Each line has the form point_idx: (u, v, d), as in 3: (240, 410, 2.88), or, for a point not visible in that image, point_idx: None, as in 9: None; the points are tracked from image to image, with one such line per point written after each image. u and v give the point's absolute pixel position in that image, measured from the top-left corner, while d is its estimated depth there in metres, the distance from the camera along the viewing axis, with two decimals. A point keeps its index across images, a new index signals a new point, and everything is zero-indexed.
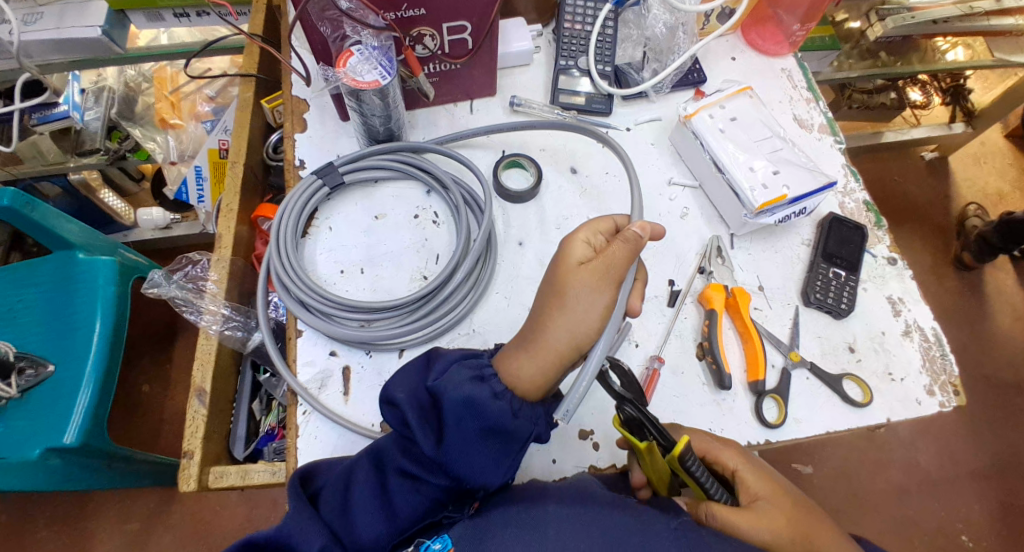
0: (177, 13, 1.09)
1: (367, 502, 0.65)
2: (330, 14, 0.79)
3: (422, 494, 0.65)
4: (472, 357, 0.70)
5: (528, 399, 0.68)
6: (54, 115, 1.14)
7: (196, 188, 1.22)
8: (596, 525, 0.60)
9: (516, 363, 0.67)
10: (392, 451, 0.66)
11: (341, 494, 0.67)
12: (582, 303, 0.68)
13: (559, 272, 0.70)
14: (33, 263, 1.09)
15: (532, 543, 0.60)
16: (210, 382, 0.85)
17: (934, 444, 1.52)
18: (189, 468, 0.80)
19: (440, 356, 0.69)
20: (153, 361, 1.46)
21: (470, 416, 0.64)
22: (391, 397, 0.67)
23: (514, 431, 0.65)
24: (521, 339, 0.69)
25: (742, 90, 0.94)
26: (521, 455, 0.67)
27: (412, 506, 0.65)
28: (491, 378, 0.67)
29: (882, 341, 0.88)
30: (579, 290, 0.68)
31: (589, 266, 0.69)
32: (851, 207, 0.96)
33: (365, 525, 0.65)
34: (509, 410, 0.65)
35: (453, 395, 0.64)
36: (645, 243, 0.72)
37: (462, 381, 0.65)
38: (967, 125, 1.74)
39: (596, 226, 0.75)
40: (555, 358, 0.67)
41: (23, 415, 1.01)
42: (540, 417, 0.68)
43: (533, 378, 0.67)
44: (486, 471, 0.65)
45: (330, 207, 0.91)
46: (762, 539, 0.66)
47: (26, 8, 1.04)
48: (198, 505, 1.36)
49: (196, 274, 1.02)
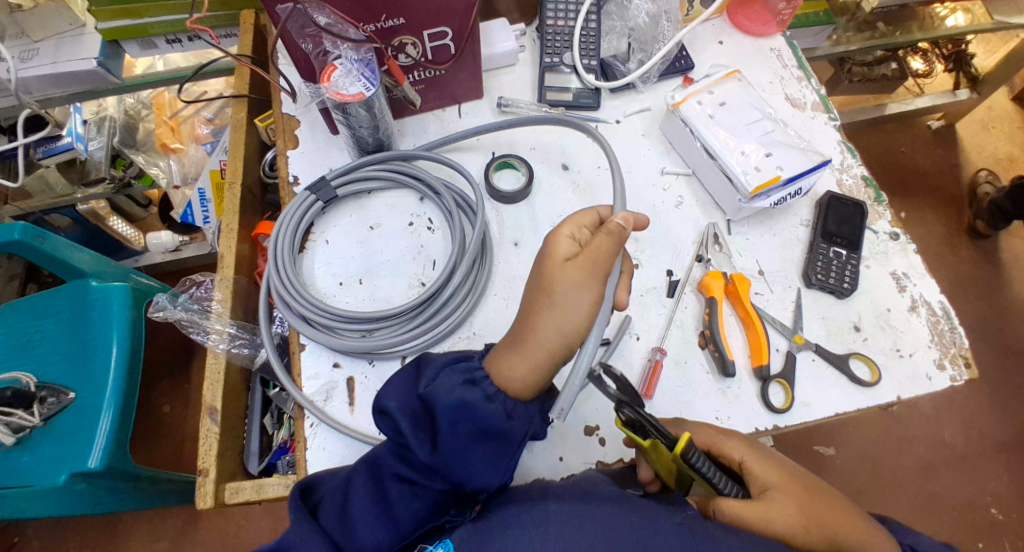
0: (170, 39, 1.11)
1: (366, 509, 0.66)
2: (309, 31, 0.79)
3: (421, 498, 0.66)
4: (464, 360, 0.71)
5: (522, 398, 0.69)
6: (58, 147, 1.16)
7: (200, 210, 1.24)
8: (602, 525, 0.61)
9: (508, 363, 0.68)
10: (388, 459, 0.67)
11: (340, 502, 0.67)
12: (569, 299, 0.68)
13: (545, 267, 0.70)
14: (48, 293, 1.11)
15: (537, 545, 0.60)
16: (220, 400, 0.86)
17: (958, 418, 1.50)
18: (205, 485, 0.81)
19: (430, 363, 0.70)
20: (171, 382, 1.48)
21: (464, 420, 0.65)
22: (383, 407, 0.67)
23: (510, 431, 0.67)
24: (511, 340, 0.69)
25: (729, 74, 0.94)
26: (518, 455, 0.68)
27: (413, 511, 0.66)
28: (483, 380, 0.68)
29: (888, 318, 0.87)
30: (566, 285, 0.68)
31: (575, 263, 0.69)
32: (849, 184, 0.95)
33: (366, 532, 0.65)
34: (502, 411, 0.67)
35: (447, 401, 0.65)
36: (629, 235, 0.72)
37: (454, 385, 0.66)
38: (971, 91, 1.70)
39: (579, 220, 0.75)
40: (545, 355, 0.67)
41: (49, 442, 1.02)
42: (535, 415, 0.70)
43: (524, 377, 0.67)
44: (483, 473, 0.65)
45: (325, 220, 0.92)
46: (772, 530, 0.66)
47: (21, 45, 1.04)
48: (224, 518, 1.38)
49: (201, 294, 1.04)
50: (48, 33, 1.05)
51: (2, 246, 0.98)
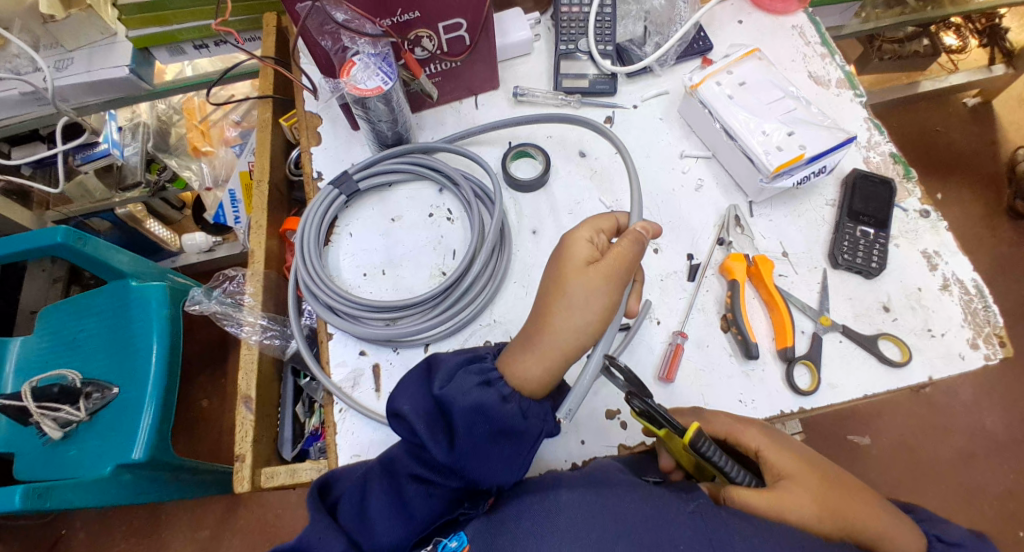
0: (198, 45, 1.15)
1: (383, 509, 0.67)
2: (328, 28, 0.80)
3: (437, 496, 0.68)
4: (477, 361, 0.72)
5: (536, 397, 0.70)
6: (95, 154, 1.20)
7: (232, 210, 1.32)
8: (612, 513, 0.61)
9: (525, 364, 0.69)
10: (405, 460, 0.68)
11: (358, 502, 0.69)
12: (585, 299, 0.68)
13: (564, 271, 0.70)
14: (90, 294, 1.15)
15: (550, 540, 0.60)
16: (255, 389, 0.88)
17: (1001, 405, 1.45)
18: (242, 471, 0.83)
19: (441, 362, 0.70)
20: (209, 378, 1.53)
21: (481, 421, 0.66)
22: (397, 410, 0.67)
23: (525, 431, 0.68)
24: (529, 338, 0.70)
25: (749, 53, 0.92)
26: (534, 452, 0.69)
27: (429, 509, 0.68)
28: (497, 381, 0.69)
29: (919, 298, 0.85)
30: (584, 287, 0.68)
31: (596, 266, 0.69)
32: (877, 161, 0.93)
33: (384, 530, 0.67)
34: (519, 411, 0.68)
35: (462, 404, 0.66)
36: (648, 241, 0.74)
37: (470, 387, 0.67)
38: (1007, 66, 1.64)
39: (598, 225, 0.75)
40: (561, 355, 0.68)
41: (94, 434, 1.08)
42: (548, 413, 0.71)
43: (539, 377, 0.69)
44: (498, 472, 0.67)
45: (348, 214, 0.93)
46: (787, 521, 0.64)
47: (56, 54, 1.09)
48: (263, 508, 1.43)
49: (232, 289, 1.06)
50: (80, 43, 1.08)
51: (45, 250, 1.02)
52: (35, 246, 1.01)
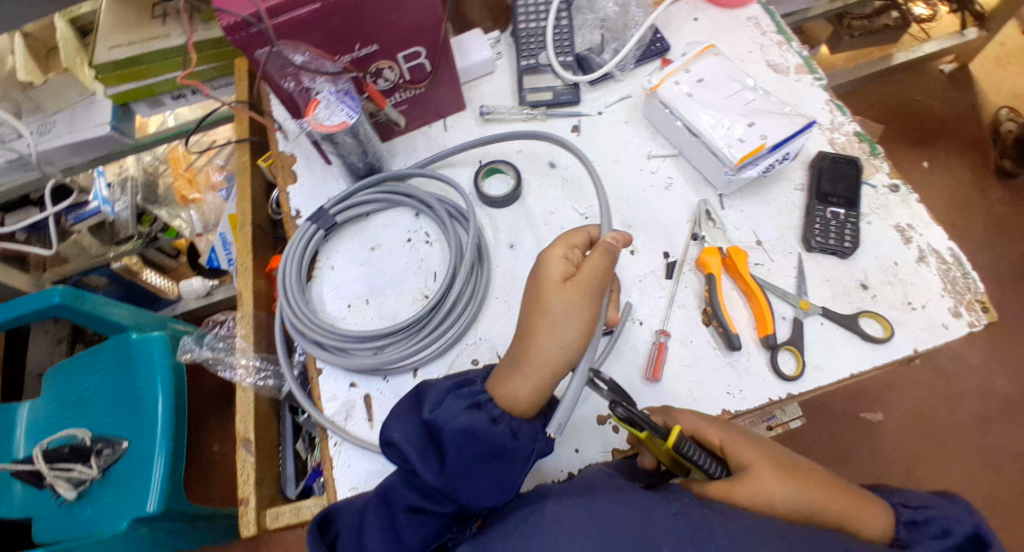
0: (175, 95, 1.18)
1: (377, 540, 0.68)
2: (289, 70, 0.82)
3: (429, 524, 0.68)
4: (467, 385, 0.73)
5: (526, 416, 0.71)
6: (87, 213, 1.28)
7: (224, 253, 1.35)
8: (600, 521, 0.62)
9: (513, 385, 0.71)
10: (399, 488, 0.69)
11: (355, 533, 0.70)
12: (564, 317, 0.70)
13: (543, 291, 0.72)
14: (93, 350, 1.17)
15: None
16: (253, 430, 0.89)
17: (1009, 367, 1.44)
18: (247, 513, 0.84)
19: (432, 389, 0.72)
20: (218, 421, 1.55)
21: (471, 442, 0.67)
22: (389, 438, 0.68)
23: (516, 451, 0.68)
24: (514, 358, 0.72)
25: (704, 49, 0.94)
26: (525, 475, 0.69)
27: (420, 537, 0.68)
28: (487, 403, 0.71)
29: (896, 271, 0.85)
30: (562, 304, 0.71)
31: (575, 282, 0.71)
32: (842, 141, 0.94)
33: None
34: (508, 431, 0.69)
35: (453, 427, 0.67)
36: (620, 252, 0.76)
37: (459, 411, 0.69)
38: (979, 29, 1.66)
39: (571, 241, 0.77)
40: (546, 372, 0.70)
41: (108, 489, 1.10)
42: (539, 433, 0.71)
43: (527, 396, 0.70)
44: (488, 494, 0.66)
45: (329, 248, 0.95)
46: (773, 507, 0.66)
47: (38, 120, 1.11)
48: (281, 545, 1.44)
49: (224, 332, 1.10)
50: (60, 105, 1.11)
51: (44, 310, 1.04)
52: (33, 309, 1.03)
